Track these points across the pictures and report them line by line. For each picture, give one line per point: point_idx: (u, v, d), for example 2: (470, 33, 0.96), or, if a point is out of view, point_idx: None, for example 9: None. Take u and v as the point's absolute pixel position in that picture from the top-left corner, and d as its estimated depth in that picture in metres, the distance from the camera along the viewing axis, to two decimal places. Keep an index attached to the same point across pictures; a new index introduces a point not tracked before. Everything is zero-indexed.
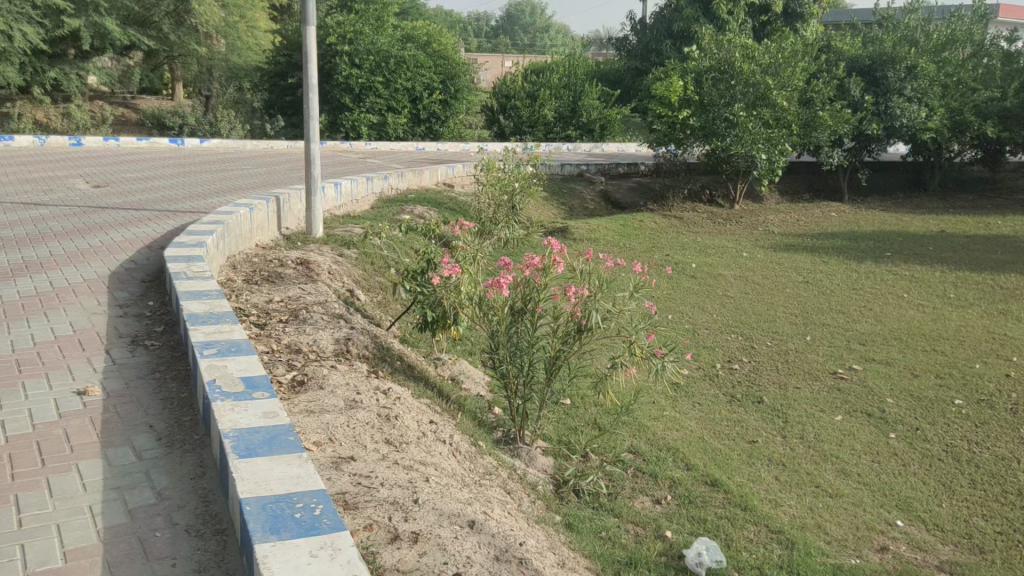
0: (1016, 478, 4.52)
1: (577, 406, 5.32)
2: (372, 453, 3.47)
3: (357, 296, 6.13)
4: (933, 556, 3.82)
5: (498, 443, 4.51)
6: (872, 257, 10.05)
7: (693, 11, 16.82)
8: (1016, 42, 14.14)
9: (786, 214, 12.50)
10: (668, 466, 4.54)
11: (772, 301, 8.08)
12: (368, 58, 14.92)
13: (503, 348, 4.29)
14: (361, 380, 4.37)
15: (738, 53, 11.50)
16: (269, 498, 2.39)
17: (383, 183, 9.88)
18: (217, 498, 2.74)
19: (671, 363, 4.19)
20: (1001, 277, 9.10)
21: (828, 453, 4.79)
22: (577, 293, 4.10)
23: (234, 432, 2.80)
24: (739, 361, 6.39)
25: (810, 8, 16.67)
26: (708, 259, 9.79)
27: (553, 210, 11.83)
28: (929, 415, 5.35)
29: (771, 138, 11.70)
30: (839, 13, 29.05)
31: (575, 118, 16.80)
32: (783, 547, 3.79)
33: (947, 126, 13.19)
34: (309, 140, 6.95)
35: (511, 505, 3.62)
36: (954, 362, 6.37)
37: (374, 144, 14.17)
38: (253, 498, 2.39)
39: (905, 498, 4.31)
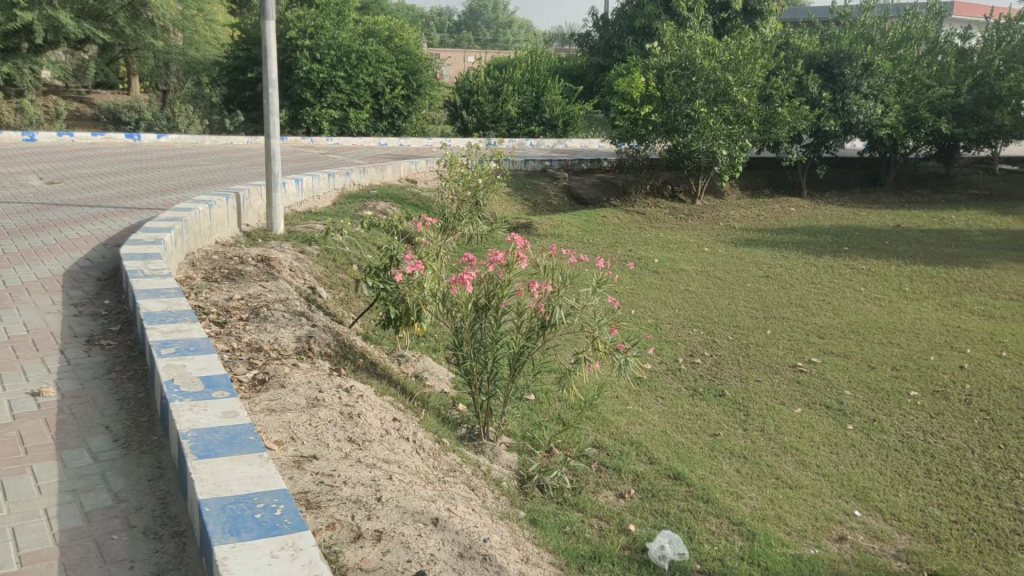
0: (970, 467, 4.61)
1: (541, 402, 5.33)
2: (335, 451, 3.45)
3: (319, 293, 6.09)
4: (890, 545, 3.89)
5: (462, 440, 4.50)
6: (831, 251, 10.21)
7: (654, 7, 16.94)
8: (968, 40, 14.45)
9: (747, 210, 12.64)
10: (631, 460, 4.57)
11: (733, 296, 8.17)
12: (330, 52, 14.75)
13: (467, 345, 4.28)
14: (324, 378, 4.33)
15: (698, 50, 11.59)
16: (229, 499, 2.36)
17: (345, 179, 9.80)
18: (175, 499, 2.70)
19: (635, 358, 4.21)
20: (955, 271, 9.29)
21: (788, 445, 4.85)
22: (541, 289, 4.10)
23: (192, 433, 2.76)
24: (701, 355, 6.44)
25: (769, 6, 16.85)
26: (670, 254, 9.87)
27: (517, 206, 11.84)
28: (886, 406, 5.44)
29: (732, 133, 11.84)
30: (798, 12, 29.49)
31: (539, 114, 16.83)
32: (745, 538, 3.83)
33: (903, 123, 13.42)
34: (270, 136, 6.86)
35: (475, 501, 3.61)
36: (910, 354, 6.49)
37: (336, 140, 14.06)
38: (212, 499, 2.36)
39: (863, 488, 4.38)
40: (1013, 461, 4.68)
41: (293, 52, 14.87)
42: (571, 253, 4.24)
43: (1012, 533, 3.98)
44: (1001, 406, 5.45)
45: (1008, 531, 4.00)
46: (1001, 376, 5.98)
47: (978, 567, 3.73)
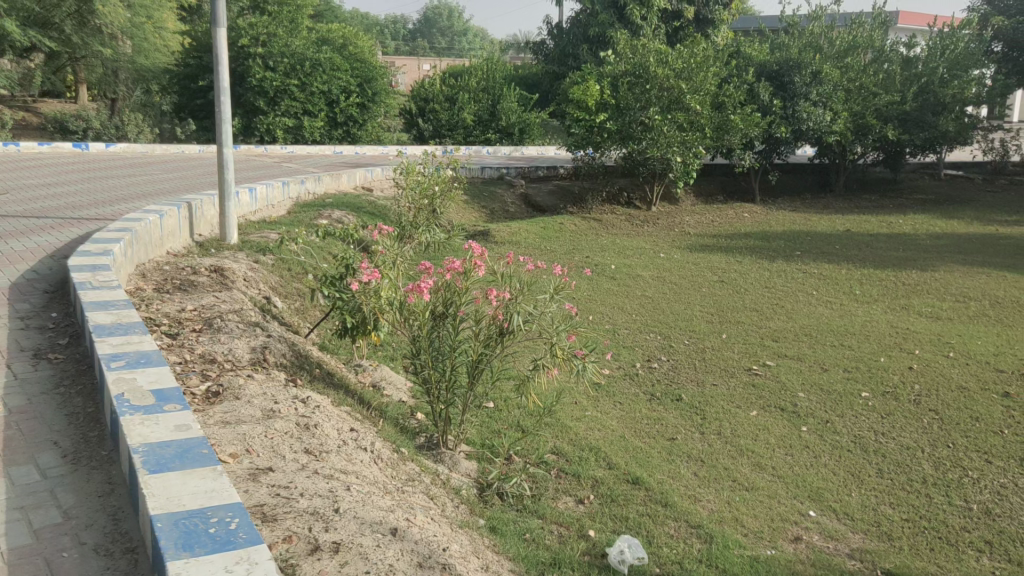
0: (920, 466, 4.71)
1: (500, 409, 5.33)
2: (291, 463, 3.41)
3: (274, 303, 6.02)
4: (844, 545, 3.95)
5: (421, 449, 4.48)
6: (783, 256, 10.37)
7: (608, 15, 17.06)
8: (913, 48, 14.76)
9: (701, 216, 12.79)
10: (591, 465, 4.59)
11: (689, 301, 8.25)
12: (283, 60, 14.52)
13: (424, 353, 4.27)
14: (279, 389, 4.28)
15: (652, 58, 11.72)
16: (181, 514, 2.32)
17: (300, 188, 9.71)
18: (127, 514, 2.64)
19: (592, 363, 4.23)
20: (904, 274, 9.49)
21: (744, 448, 4.91)
22: (498, 296, 4.11)
23: (144, 447, 2.71)
24: (657, 360, 6.49)
25: (720, 15, 17.06)
26: (627, 260, 9.94)
27: (474, 214, 11.84)
28: (838, 407, 5.54)
29: (685, 141, 11.99)
30: (748, 21, 29.95)
31: (495, 122, 16.84)
32: (703, 541, 3.87)
33: (851, 130, 13.69)
34: (222, 145, 6.77)
35: (434, 510, 3.60)
36: (861, 356, 6.61)
37: (290, 148, 13.93)
38: (164, 515, 2.32)
39: (817, 488, 4.45)
40: (961, 459, 4.79)
41: (246, 60, 14.54)
42: (528, 261, 4.26)
43: (961, 529, 4.08)
44: (950, 405, 5.57)
45: (957, 528, 4.09)
46: (948, 376, 6.13)
47: (930, 564, 3.80)
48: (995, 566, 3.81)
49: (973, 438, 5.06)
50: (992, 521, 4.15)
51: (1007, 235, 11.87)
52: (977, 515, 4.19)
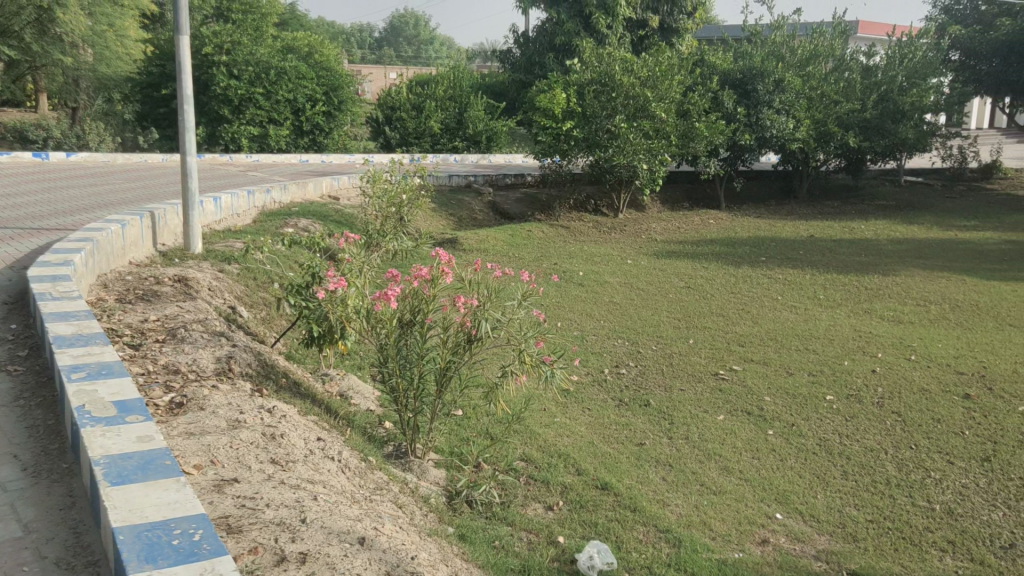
0: (884, 467, 4.78)
1: (468, 417, 5.32)
2: (257, 473, 3.38)
3: (239, 313, 5.97)
4: (810, 546, 3.99)
5: (389, 458, 4.46)
6: (749, 261, 10.48)
7: (574, 23, 17.14)
8: (872, 57, 15.03)
9: (668, 223, 12.89)
10: (560, 472, 4.60)
11: (656, 307, 8.31)
12: (248, 69, 14.49)
13: (392, 361, 4.24)
14: (245, 399, 4.24)
15: (618, 66, 11.82)
16: (144, 526, 2.30)
17: (265, 197, 9.64)
18: (89, 528, 2.61)
19: (560, 369, 4.25)
20: (866, 279, 9.64)
21: (712, 452, 4.95)
22: (466, 303, 4.10)
23: (105, 459, 2.67)
24: (626, 365, 6.53)
25: (685, 23, 17.23)
26: (594, 267, 9.99)
27: (442, 221, 11.83)
28: (803, 411, 5.61)
29: (651, 148, 12.10)
30: (712, 30, 30.31)
31: (462, 130, 16.86)
32: (671, 545, 3.90)
33: (814, 137, 13.89)
34: (186, 153, 6.71)
35: (402, 519, 3.58)
36: (825, 360, 6.70)
37: (256, 157, 13.83)
38: (126, 527, 2.29)
39: (783, 491, 4.50)
40: (923, 460, 4.86)
41: (210, 68, 14.54)
42: (495, 268, 4.28)
43: (924, 529, 4.13)
44: (912, 407, 5.66)
45: (921, 528, 4.14)
46: (910, 379, 6.23)
47: (895, 564, 3.85)
48: (958, 565, 3.87)
49: (935, 439, 5.15)
50: (954, 520, 4.22)
51: (966, 239, 12.11)
52: (939, 515, 4.25)
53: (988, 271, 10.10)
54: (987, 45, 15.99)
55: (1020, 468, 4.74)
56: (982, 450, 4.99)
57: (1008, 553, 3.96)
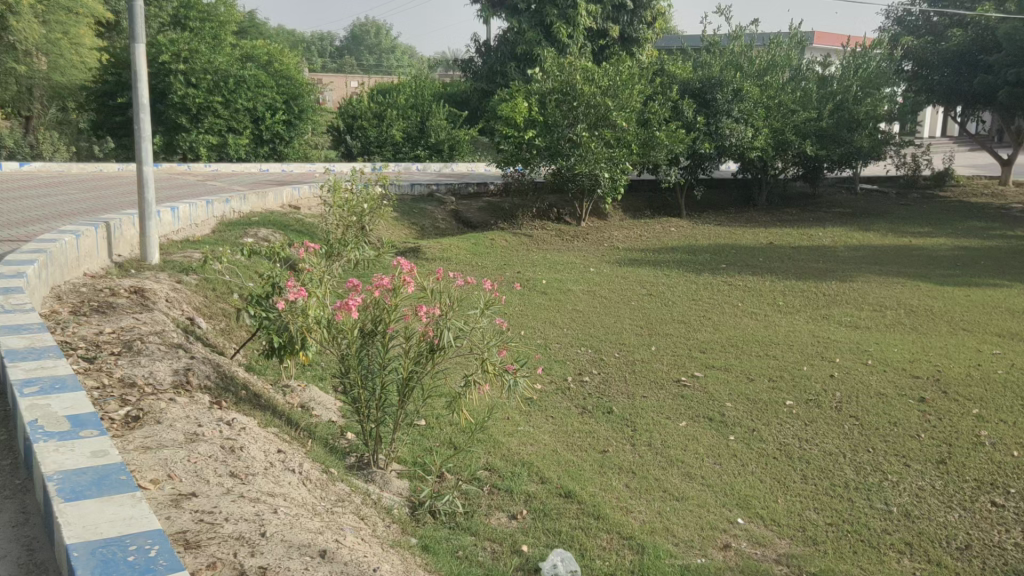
0: (842, 471, 4.84)
1: (431, 427, 5.30)
2: (215, 487, 3.33)
3: (198, 324, 5.89)
4: (771, 550, 4.02)
5: (351, 469, 4.42)
6: (709, 269, 10.59)
7: (535, 33, 17.18)
8: (828, 67, 15.31)
9: (629, 230, 12.98)
10: (523, 480, 4.60)
11: (619, 314, 8.36)
12: (206, 77, 14.28)
13: (354, 371, 4.20)
14: (204, 411, 4.18)
15: (579, 75, 11.88)
16: (99, 543, 2.25)
17: (225, 207, 9.54)
18: (42, 545, 2.55)
19: (524, 378, 4.23)
20: (824, 285, 9.79)
21: (674, 458, 4.98)
22: (429, 312, 4.06)
23: (58, 474, 2.62)
24: (589, 373, 6.55)
25: (644, 34, 17.40)
26: (557, 275, 10.03)
27: (404, 230, 11.79)
28: (764, 416, 5.67)
29: (613, 157, 12.18)
30: (670, 40, 30.64)
31: (424, 139, 16.85)
32: (635, 552, 3.91)
33: (772, 146, 14.09)
34: (142, 163, 6.61)
35: (364, 531, 3.55)
36: (785, 365, 6.78)
37: (215, 166, 13.68)
38: (81, 543, 2.25)
39: (744, 496, 4.53)
40: (881, 463, 4.93)
41: (167, 77, 14.21)
42: (458, 277, 4.25)
43: (883, 532, 4.18)
44: (870, 412, 5.74)
45: (879, 530, 4.19)
46: (868, 383, 6.32)
47: (854, 566, 3.89)
48: (916, 566, 3.91)
49: (892, 443, 5.23)
50: (911, 522, 4.28)
51: (920, 246, 12.36)
52: (897, 517, 4.31)
53: (942, 276, 10.31)
54: (939, 55, 16.35)
55: (974, 469, 4.83)
56: (938, 452, 5.07)
57: (965, 553, 4.02)
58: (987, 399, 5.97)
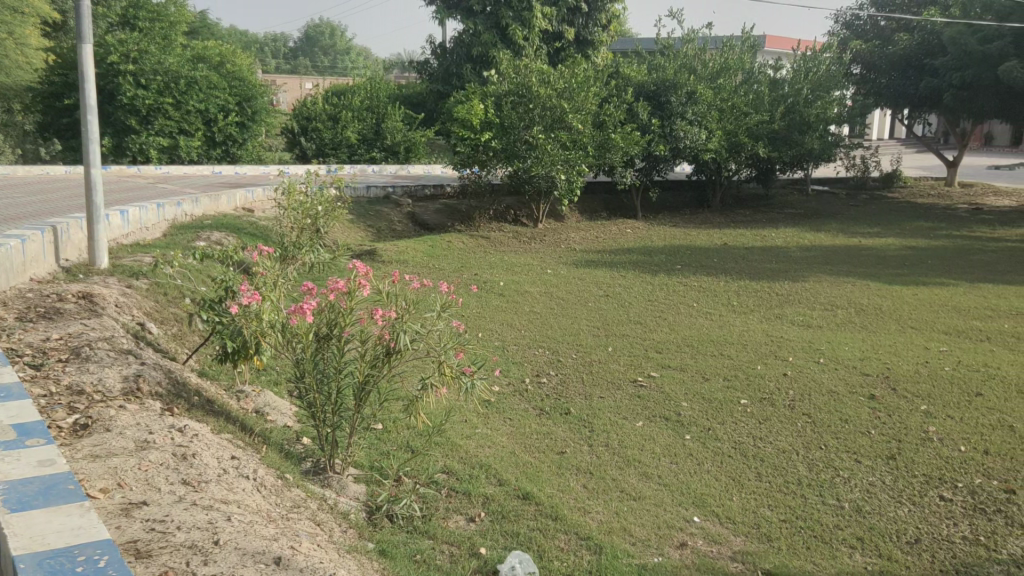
0: (795, 468, 4.91)
1: (388, 430, 5.27)
2: (167, 495, 3.27)
3: (148, 330, 5.79)
4: (726, 548, 4.06)
5: (307, 475, 4.38)
6: (665, 269, 10.68)
7: (490, 35, 17.20)
8: (779, 71, 15.57)
9: (586, 232, 13.05)
10: (481, 483, 4.60)
11: (576, 315, 8.39)
12: (156, 78, 14.04)
13: (309, 376, 4.15)
14: (154, 418, 4.10)
15: (534, 78, 11.88)
16: (45, 555, 2.20)
17: (176, 209, 9.39)
18: None
19: (481, 380, 4.22)
20: (777, 285, 9.93)
21: (631, 458, 5.01)
22: (384, 315, 4.02)
23: (3, 484, 2.55)
24: (547, 374, 6.57)
25: (599, 36, 17.53)
26: (514, 277, 10.04)
27: (360, 233, 11.71)
28: (719, 415, 5.73)
29: (569, 159, 12.25)
30: (626, 43, 30.93)
31: (379, 141, 16.78)
32: (592, 552, 3.93)
33: (725, 148, 14.26)
34: (90, 166, 6.49)
35: (320, 537, 3.51)
36: (739, 364, 6.86)
37: (165, 168, 13.46)
38: (27, 555, 2.19)
39: (700, 495, 4.57)
40: (833, 460, 5.01)
41: (116, 77, 13.93)
42: (414, 280, 4.20)
43: (835, 527, 4.25)
44: (821, 409, 5.84)
45: (832, 526, 4.26)
46: (820, 381, 6.43)
47: (807, 562, 3.94)
48: (867, 561, 3.97)
49: (843, 440, 5.32)
50: (862, 518, 4.35)
51: (870, 246, 12.60)
52: (849, 513, 4.38)
53: (890, 275, 10.52)
54: (887, 59, 16.70)
55: (923, 465, 4.93)
56: (887, 449, 5.17)
57: (915, 547, 4.08)
58: (935, 396, 6.10)
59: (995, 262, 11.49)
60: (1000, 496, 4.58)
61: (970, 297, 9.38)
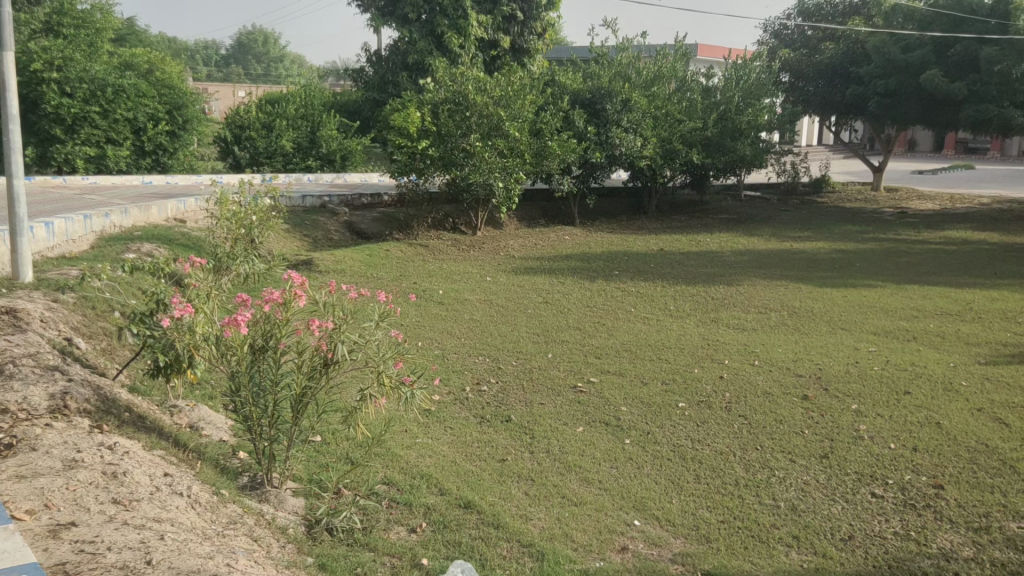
0: (733, 469, 4.99)
1: (328, 443, 5.20)
2: (97, 515, 3.18)
3: (76, 345, 5.61)
4: (666, 550, 4.10)
5: (244, 490, 4.28)
6: (603, 275, 10.78)
7: (426, 43, 17.12)
8: (711, 78, 15.87)
9: (524, 239, 13.11)
10: (422, 493, 4.57)
11: (516, 322, 8.41)
12: (82, 86, 13.60)
13: (244, 390, 4.04)
14: (82, 436, 3.97)
15: (471, 86, 11.87)
16: None
17: (104, 221, 9.13)
18: None
19: (421, 389, 4.18)
20: (712, 289, 10.11)
21: (572, 464, 5.04)
22: (321, 326, 3.94)
23: None
24: (487, 382, 6.56)
25: (534, 44, 17.90)
26: (453, 285, 10.03)
27: (297, 242, 11.53)
28: (658, 419, 5.80)
29: (506, 166, 12.28)
30: (561, 51, 31.31)
31: (315, 149, 16.64)
32: (535, 559, 3.93)
33: (660, 154, 14.46)
34: (13, 177, 6.26)
35: (258, 553, 3.44)
36: (676, 368, 6.95)
37: (93, 179, 13.10)
38: None
39: (641, 498, 4.61)
40: (768, 460, 5.12)
41: (39, 86, 13.46)
42: (351, 289, 4.15)
43: (772, 527, 4.33)
44: (757, 410, 5.96)
45: (768, 525, 4.34)
46: (755, 383, 6.55)
47: (745, 562, 4.00)
48: (803, 559, 4.04)
49: (778, 440, 5.44)
50: (797, 517, 4.44)
51: (801, 249, 12.90)
52: (784, 512, 4.47)
53: (820, 278, 10.81)
54: (813, 68, 17.18)
55: (855, 462, 5.07)
56: (821, 448, 5.30)
57: (848, 544, 4.17)
58: (864, 395, 6.27)
59: (919, 263, 11.89)
60: (928, 491, 4.71)
61: (896, 298, 9.69)
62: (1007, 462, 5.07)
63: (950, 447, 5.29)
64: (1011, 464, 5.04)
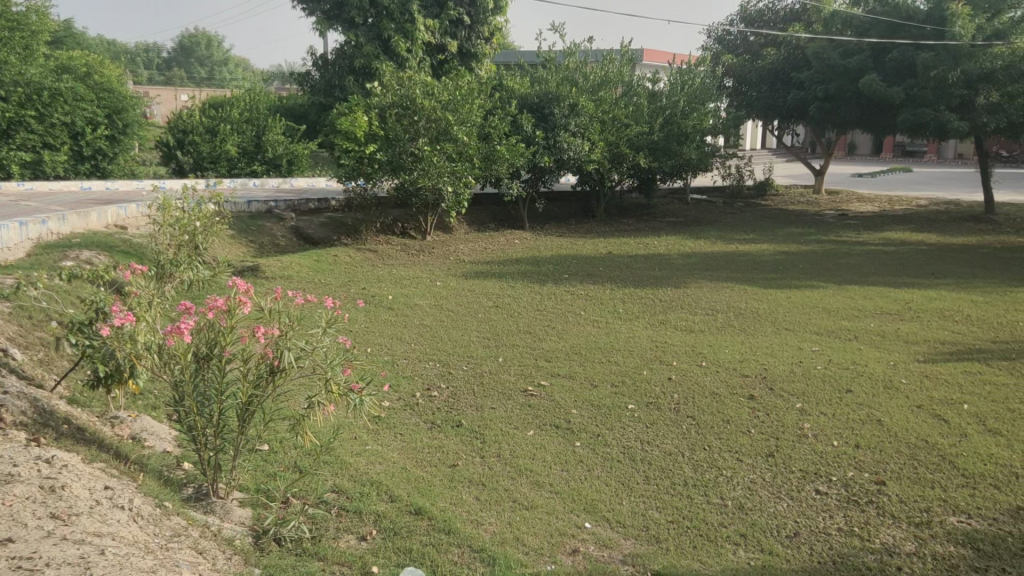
0: (682, 470, 5.04)
1: (275, 451, 5.12)
2: (34, 531, 3.08)
3: (12, 356, 5.43)
4: (616, 552, 4.12)
5: (189, 502, 4.18)
6: (551, 279, 10.81)
7: (373, 46, 16.95)
8: (656, 83, 16.06)
9: (474, 243, 13.08)
10: (372, 500, 4.52)
11: (466, 327, 8.39)
12: (17, 89, 13.19)
13: (187, 400, 3.94)
14: (18, 449, 3.86)
15: (418, 90, 11.78)
16: None
17: (40, 227, 8.86)
18: None
19: (369, 396, 4.13)
20: (659, 291, 10.21)
21: (522, 468, 5.04)
22: (267, 334, 3.88)
23: None
24: (437, 388, 6.52)
25: (482, 49, 17.94)
26: (403, 290, 9.97)
27: (242, 248, 11.34)
28: (608, 421, 5.83)
29: (455, 170, 12.23)
30: (507, 56, 31.49)
31: (260, 153, 16.39)
32: (485, 564, 3.92)
33: (607, 158, 14.54)
34: None
35: (202, 565, 3.37)
36: (626, 370, 7.00)
37: (29, 185, 12.71)
38: None
39: (591, 501, 4.63)
40: (715, 459, 5.19)
41: None
42: (298, 296, 4.08)
43: (719, 525, 4.38)
44: (704, 411, 6.02)
45: (716, 524, 4.39)
46: (702, 385, 6.61)
47: (694, 561, 4.03)
48: (750, 557, 4.09)
49: (725, 440, 5.50)
50: (744, 515, 4.50)
51: (747, 251, 13.10)
52: (731, 511, 4.52)
53: (766, 279, 11.00)
54: (756, 73, 17.53)
55: (799, 460, 5.15)
56: (767, 446, 5.38)
57: (793, 541, 4.24)
58: (809, 394, 6.38)
59: (860, 264, 12.15)
60: (871, 487, 4.82)
61: (838, 298, 9.91)
62: (946, 458, 5.19)
63: (891, 444, 5.41)
64: (949, 459, 5.18)
